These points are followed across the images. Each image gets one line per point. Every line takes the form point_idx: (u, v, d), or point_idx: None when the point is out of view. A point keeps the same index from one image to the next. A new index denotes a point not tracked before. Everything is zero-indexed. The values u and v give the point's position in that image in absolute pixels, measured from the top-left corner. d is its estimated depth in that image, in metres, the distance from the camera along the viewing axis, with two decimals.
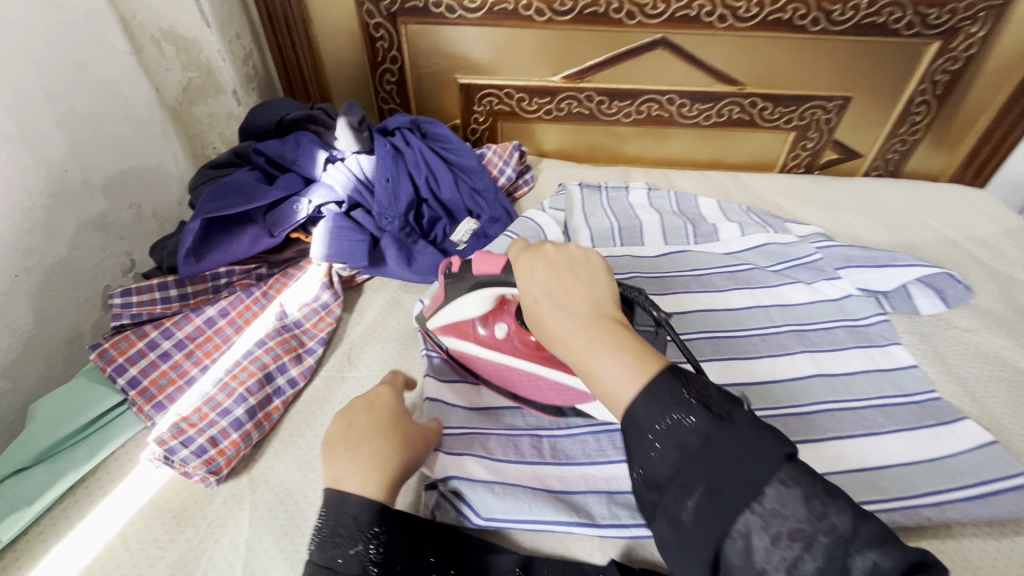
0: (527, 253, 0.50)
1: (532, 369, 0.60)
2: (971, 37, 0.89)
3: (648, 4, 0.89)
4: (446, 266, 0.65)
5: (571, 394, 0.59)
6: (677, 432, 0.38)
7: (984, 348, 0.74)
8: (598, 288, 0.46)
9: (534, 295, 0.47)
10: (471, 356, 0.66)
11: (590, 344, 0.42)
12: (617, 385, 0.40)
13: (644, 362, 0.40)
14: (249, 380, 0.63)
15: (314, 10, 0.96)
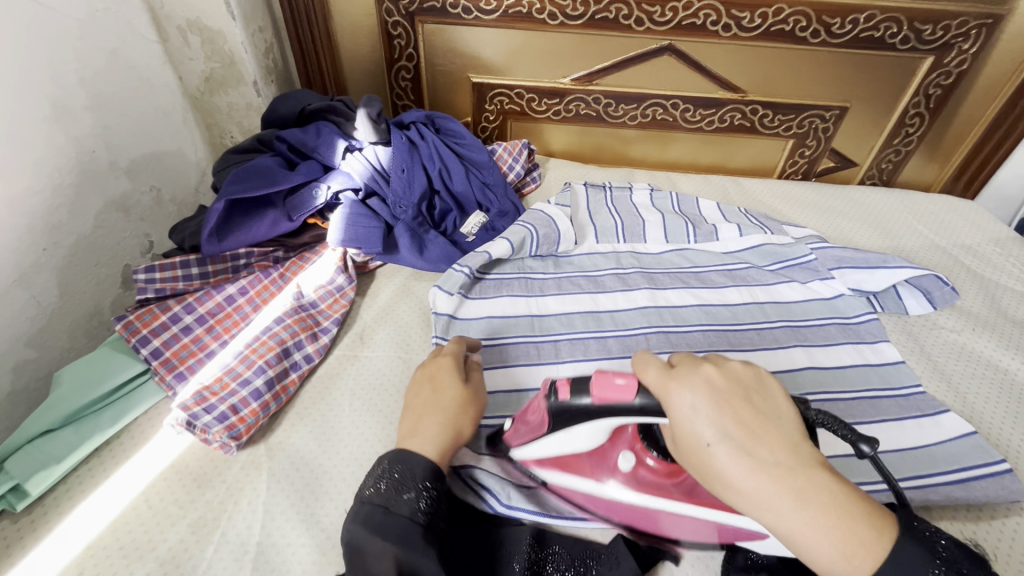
0: (679, 379, 0.43)
1: (666, 505, 0.53)
2: (964, 53, 0.94)
3: (656, 11, 0.92)
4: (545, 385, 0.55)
5: (722, 531, 0.51)
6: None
7: (970, 348, 0.78)
8: (784, 426, 0.40)
9: (710, 442, 0.40)
10: (584, 494, 0.57)
11: (805, 517, 0.37)
12: (837, 565, 0.37)
13: (867, 537, 0.37)
14: (268, 354, 0.65)
15: (335, 7, 0.99)
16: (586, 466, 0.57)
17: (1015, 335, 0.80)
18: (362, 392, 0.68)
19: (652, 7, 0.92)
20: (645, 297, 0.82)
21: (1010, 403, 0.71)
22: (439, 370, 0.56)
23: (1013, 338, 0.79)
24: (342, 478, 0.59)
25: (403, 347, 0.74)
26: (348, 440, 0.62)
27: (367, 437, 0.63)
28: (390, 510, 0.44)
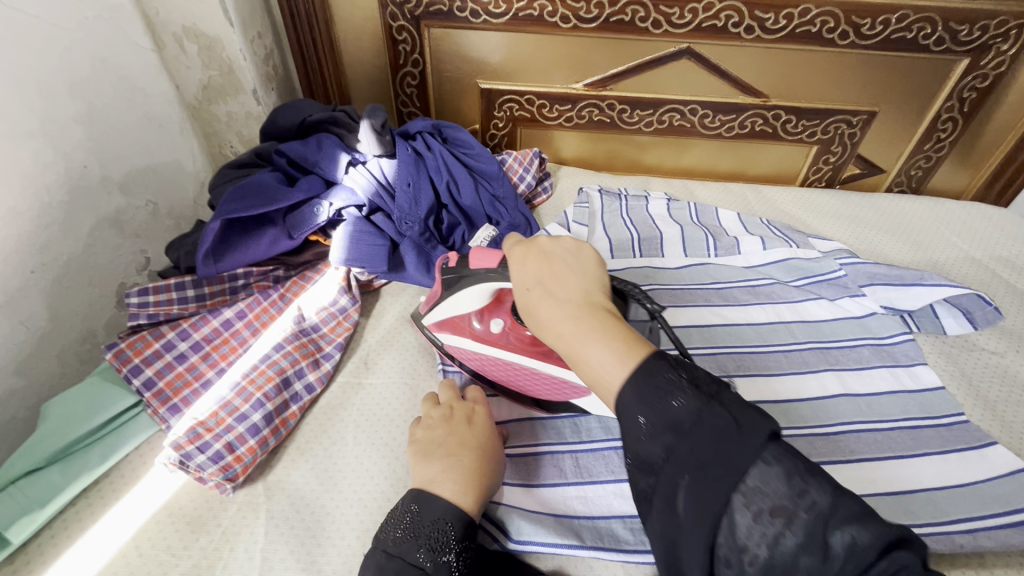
0: (521, 245, 0.49)
1: (529, 363, 0.60)
2: (1002, 54, 0.88)
3: (674, 13, 0.88)
4: (444, 259, 0.65)
5: (563, 387, 0.60)
6: (665, 410, 0.37)
7: (1015, 372, 0.73)
8: (587, 274, 0.46)
9: (526, 283, 0.46)
10: (466, 352, 0.66)
11: (576, 330, 0.41)
12: (607, 372, 0.40)
13: (634, 349, 0.40)
14: (267, 385, 0.61)
15: (337, 12, 0.95)
16: (468, 324, 0.65)
17: None
18: (367, 424, 0.64)
19: (670, 9, 0.87)
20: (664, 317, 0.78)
21: None
22: (474, 417, 0.57)
23: None
24: (345, 521, 0.55)
25: (410, 374, 0.70)
26: (352, 478, 0.58)
27: (372, 475, 0.59)
28: (419, 566, 0.44)
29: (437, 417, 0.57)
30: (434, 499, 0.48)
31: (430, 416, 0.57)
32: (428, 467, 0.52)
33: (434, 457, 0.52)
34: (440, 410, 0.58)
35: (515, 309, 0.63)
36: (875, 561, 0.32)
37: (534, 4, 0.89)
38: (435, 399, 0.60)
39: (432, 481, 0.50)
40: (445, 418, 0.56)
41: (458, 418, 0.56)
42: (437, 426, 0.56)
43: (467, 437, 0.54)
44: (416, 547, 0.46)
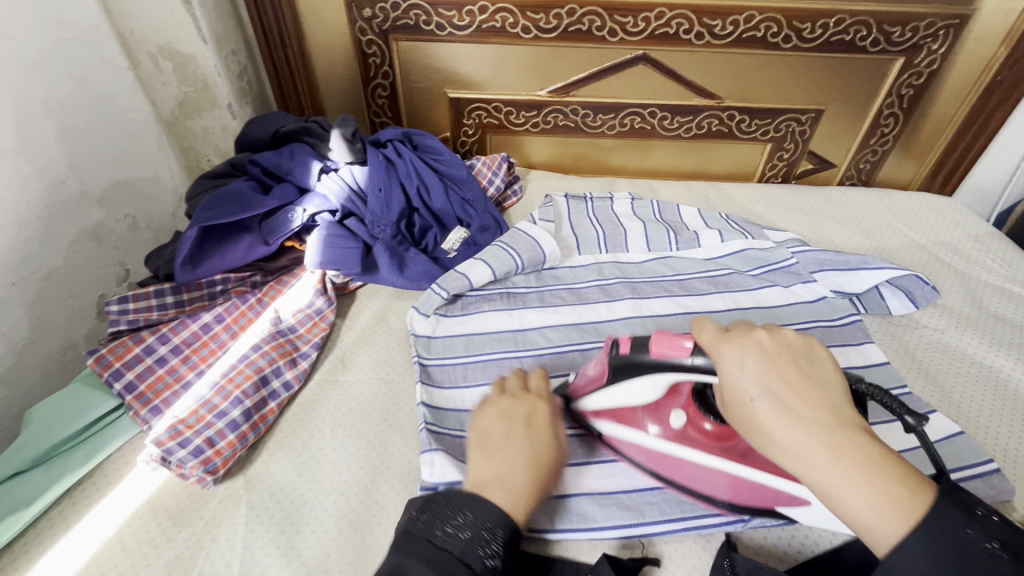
0: (728, 339, 0.47)
1: (729, 468, 0.55)
2: (933, 53, 0.95)
3: (629, 22, 0.93)
4: (612, 343, 0.57)
5: (771, 496, 0.54)
6: (970, 574, 0.37)
7: (952, 345, 0.78)
8: (828, 391, 0.44)
9: (748, 393, 0.44)
10: (637, 449, 0.60)
11: (837, 469, 0.40)
12: (868, 522, 0.40)
13: (898, 504, 0.39)
14: (245, 383, 0.64)
15: (308, 28, 0.99)
16: (641, 420, 0.60)
17: (996, 330, 0.80)
18: (344, 417, 0.67)
19: (624, 18, 0.93)
20: (628, 308, 0.82)
21: (995, 400, 0.71)
22: (536, 415, 0.57)
23: (995, 334, 0.80)
24: (323, 507, 0.58)
25: (385, 370, 0.73)
26: (330, 468, 0.61)
27: (349, 464, 0.62)
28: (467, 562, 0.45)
29: (509, 406, 0.58)
30: (487, 502, 0.49)
31: (496, 403, 0.58)
32: (488, 458, 0.53)
33: (494, 448, 0.53)
34: (526, 400, 0.59)
35: (697, 398, 0.58)
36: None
37: (496, 16, 0.94)
38: (524, 390, 0.61)
39: (490, 474, 0.51)
40: (507, 412, 0.57)
41: (524, 411, 0.58)
42: (501, 418, 0.57)
43: (524, 434, 0.55)
44: (458, 539, 0.46)
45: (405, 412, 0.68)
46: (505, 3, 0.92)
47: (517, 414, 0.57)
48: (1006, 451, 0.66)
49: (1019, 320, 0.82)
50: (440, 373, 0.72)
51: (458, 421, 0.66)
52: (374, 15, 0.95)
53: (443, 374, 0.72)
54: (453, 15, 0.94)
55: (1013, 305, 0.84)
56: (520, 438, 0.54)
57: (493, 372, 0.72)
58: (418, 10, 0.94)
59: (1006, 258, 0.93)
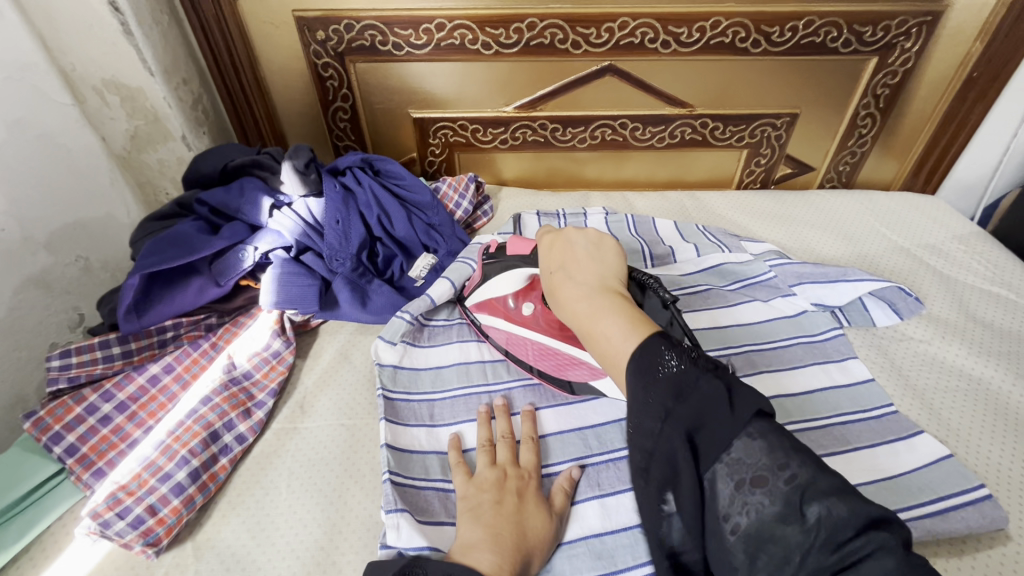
0: (553, 240, 0.60)
1: (557, 346, 0.68)
2: (906, 51, 0.92)
3: (591, 33, 0.90)
4: (485, 250, 0.80)
5: (583, 368, 0.67)
6: (662, 379, 0.43)
7: (942, 358, 0.75)
8: (608, 270, 0.54)
9: (553, 268, 0.57)
10: (502, 332, 0.73)
11: (595, 305, 0.50)
12: (613, 343, 0.47)
13: (638, 326, 0.47)
14: (193, 441, 0.60)
15: (262, 54, 0.95)
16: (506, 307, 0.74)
17: (985, 340, 0.77)
18: (302, 470, 0.63)
19: (587, 29, 0.89)
20: None
21: (985, 417, 0.68)
22: (527, 487, 0.57)
23: (983, 343, 0.77)
24: (277, 575, 0.54)
25: (346, 413, 0.69)
26: (285, 529, 0.57)
27: (305, 523, 0.58)
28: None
29: (499, 476, 0.58)
30: (470, 568, 0.48)
31: (484, 476, 0.58)
32: (474, 526, 0.52)
33: (481, 516, 0.53)
34: (515, 470, 0.59)
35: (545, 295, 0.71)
36: (850, 536, 0.35)
37: (454, 34, 0.90)
38: (515, 458, 0.60)
39: (473, 541, 0.51)
40: (495, 482, 0.57)
41: (514, 483, 0.57)
42: (491, 488, 0.56)
43: (512, 506, 0.54)
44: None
45: (366, 460, 0.64)
46: (463, 19, 0.89)
47: (507, 485, 0.57)
48: (999, 473, 0.62)
49: (1009, 327, 0.79)
50: (405, 410, 0.68)
51: (422, 466, 0.62)
52: (328, 37, 0.92)
53: (408, 412, 0.68)
54: (409, 34, 0.91)
55: (1003, 312, 0.81)
56: (508, 510, 0.54)
57: (461, 410, 0.69)
58: (374, 31, 0.90)
59: (992, 259, 0.90)
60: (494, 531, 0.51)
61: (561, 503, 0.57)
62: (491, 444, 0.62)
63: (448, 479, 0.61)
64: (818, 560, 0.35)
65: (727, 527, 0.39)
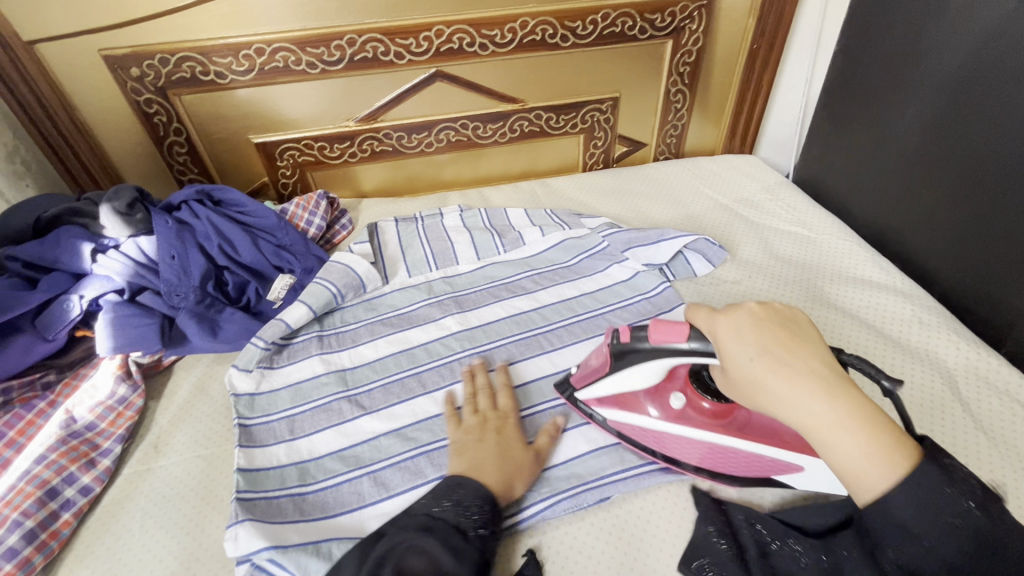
0: (723, 315, 0.50)
1: (723, 442, 0.59)
2: (695, 32, 1.04)
3: (411, 43, 0.95)
4: (611, 332, 0.61)
5: (758, 466, 0.59)
6: (936, 511, 0.39)
7: (747, 293, 0.86)
8: (819, 349, 0.46)
9: (742, 354, 0.46)
10: (646, 433, 0.64)
11: (836, 414, 0.42)
12: (859, 469, 0.42)
13: (898, 453, 0.41)
14: (25, 502, 0.58)
15: (77, 96, 0.92)
16: (643, 404, 0.63)
17: (782, 273, 0.90)
18: (157, 507, 0.63)
19: (406, 40, 0.94)
20: (457, 322, 0.84)
21: None
22: (505, 425, 0.64)
23: (780, 276, 0.89)
24: None
25: (204, 444, 0.69)
26: (140, 569, 0.57)
27: (159, 557, 0.58)
28: (462, 532, 0.51)
29: (480, 419, 0.65)
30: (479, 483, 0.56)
31: (468, 423, 0.65)
32: (460, 459, 0.60)
33: (466, 451, 0.61)
34: (495, 414, 0.66)
35: (692, 379, 0.62)
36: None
37: (276, 57, 0.92)
38: (493, 403, 0.67)
39: (464, 470, 0.58)
40: (478, 425, 0.64)
41: (494, 423, 0.64)
42: (475, 429, 0.64)
43: (493, 442, 0.61)
44: (462, 514, 0.53)
45: (224, 485, 0.65)
46: (282, 42, 0.91)
47: (489, 425, 0.64)
48: None
49: (802, 259, 0.92)
50: (263, 431, 0.70)
51: (278, 478, 0.64)
52: (144, 73, 0.90)
53: (266, 432, 0.69)
54: (229, 61, 0.91)
55: (796, 246, 0.95)
56: (490, 445, 0.61)
57: (320, 419, 0.71)
58: (191, 62, 0.90)
59: (792, 204, 1.04)
60: (479, 460, 0.59)
61: (544, 445, 0.65)
62: (473, 394, 0.69)
63: (304, 485, 0.64)
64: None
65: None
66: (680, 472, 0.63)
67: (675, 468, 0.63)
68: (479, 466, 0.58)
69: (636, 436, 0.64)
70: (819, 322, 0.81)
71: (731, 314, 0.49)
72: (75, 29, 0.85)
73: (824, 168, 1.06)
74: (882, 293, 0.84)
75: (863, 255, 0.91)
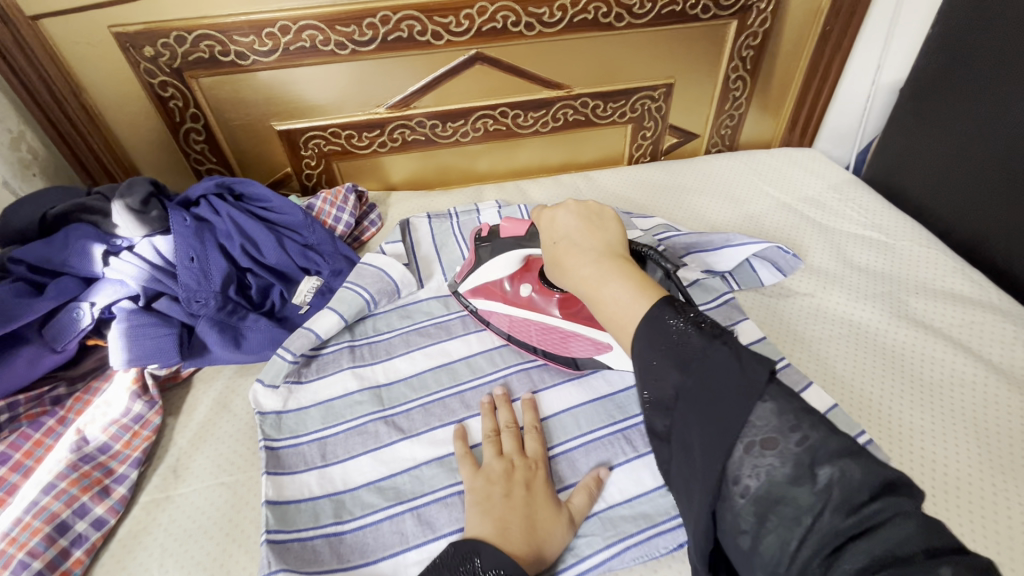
0: (550, 209, 0.57)
1: (558, 323, 0.70)
2: (763, 12, 0.94)
3: (451, 22, 0.85)
4: (476, 233, 0.73)
5: (582, 344, 0.70)
6: (673, 348, 0.38)
7: (824, 308, 0.78)
8: (610, 234, 0.51)
9: (555, 236, 0.53)
10: (499, 315, 0.74)
11: (599, 271, 0.46)
12: (622, 302, 0.43)
13: (647, 290, 0.43)
14: (33, 540, 0.52)
15: (86, 78, 0.84)
16: (501, 290, 0.74)
17: (860, 284, 0.81)
18: (177, 544, 0.56)
19: (445, 18, 0.85)
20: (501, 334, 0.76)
21: (870, 360, 0.71)
22: (536, 477, 0.56)
23: (859, 288, 0.80)
24: None
25: (228, 470, 0.63)
26: None
27: None
28: None
29: (506, 467, 0.57)
30: (501, 549, 0.48)
31: (492, 469, 0.57)
32: (483, 520, 0.52)
33: (491, 509, 0.53)
34: (523, 461, 0.58)
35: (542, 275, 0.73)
36: (866, 500, 0.30)
37: (302, 36, 0.83)
38: (521, 448, 0.60)
39: (491, 531, 0.51)
40: (504, 473, 0.56)
41: (522, 473, 0.56)
42: (499, 480, 0.56)
43: (521, 499, 0.53)
44: None
45: (251, 518, 0.58)
46: (309, 19, 0.82)
47: (517, 476, 0.56)
48: (884, 414, 0.65)
49: (882, 269, 0.83)
50: (292, 456, 0.63)
51: (311, 513, 0.58)
52: (159, 53, 0.82)
53: (296, 458, 0.63)
54: (252, 41, 0.83)
55: (874, 254, 0.85)
56: (518, 502, 0.53)
57: (355, 443, 0.64)
58: (210, 41, 0.82)
59: (864, 205, 0.94)
60: (505, 519, 0.51)
61: (580, 505, 0.56)
62: (496, 433, 0.61)
63: (340, 523, 0.57)
64: (833, 525, 0.30)
65: (734, 489, 0.33)
66: (522, 352, 0.73)
67: (519, 348, 0.73)
68: (500, 522, 0.51)
69: (495, 319, 0.75)
70: (912, 344, 0.72)
71: (557, 207, 0.55)
72: (83, 3, 0.77)
73: (902, 165, 0.96)
74: (981, 310, 0.75)
75: (953, 266, 0.81)
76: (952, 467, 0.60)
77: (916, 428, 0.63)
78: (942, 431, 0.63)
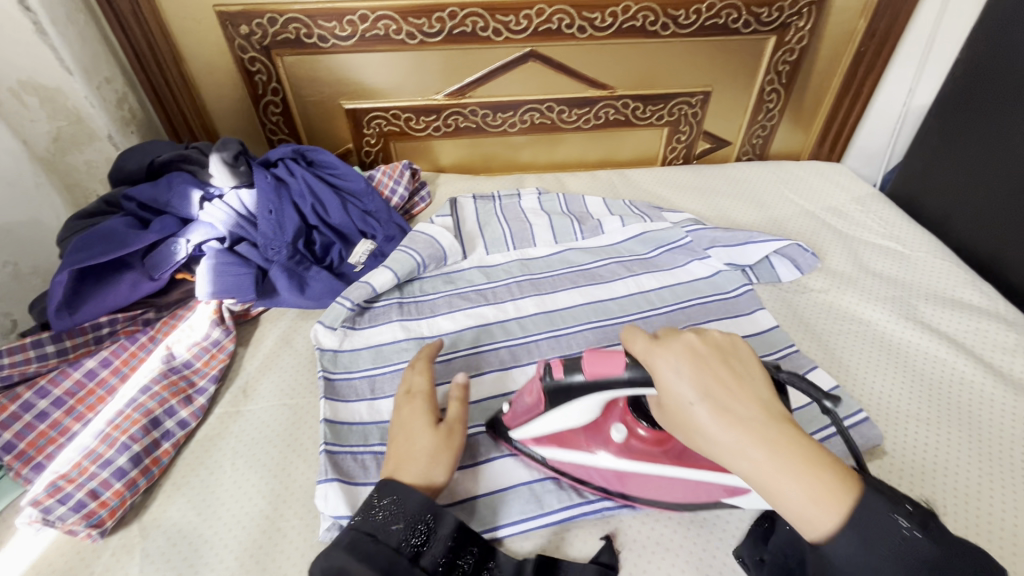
0: (656, 347, 0.45)
1: (657, 469, 0.57)
2: (802, 30, 1.01)
3: (511, 21, 0.94)
4: (542, 367, 0.57)
5: (699, 490, 0.57)
6: (899, 552, 0.36)
7: (834, 304, 0.84)
8: (757, 388, 0.42)
9: (686, 399, 0.42)
10: (581, 469, 0.60)
11: (774, 463, 0.39)
12: (804, 514, 0.38)
13: (831, 488, 0.38)
14: (133, 428, 0.62)
15: (186, 49, 0.95)
16: (582, 439, 0.60)
17: (874, 288, 0.86)
18: (246, 449, 0.65)
19: (506, 17, 0.94)
20: (534, 303, 0.84)
21: (875, 353, 0.77)
22: (429, 410, 0.57)
23: (872, 291, 0.86)
24: (224, 544, 0.56)
25: (291, 394, 0.72)
26: (232, 504, 0.60)
27: (251, 494, 0.61)
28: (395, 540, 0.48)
29: (408, 409, 0.58)
30: (393, 480, 0.51)
31: (394, 415, 0.59)
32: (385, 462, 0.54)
33: (387, 455, 0.55)
34: (406, 397, 0.59)
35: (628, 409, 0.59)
36: None
37: (378, 25, 0.93)
38: (406, 386, 0.61)
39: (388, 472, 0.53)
40: (396, 419, 0.58)
41: (406, 410, 0.58)
42: (402, 424, 0.57)
43: (406, 432, 0.55)
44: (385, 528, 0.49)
45: (309, 434, 0.67)
46: (385, 10, 0.91)
47: (401, 414, 0.58)
48: (882, 400, 0.71)
49: (896, 275, 0.88)
50: (346, 387, 0.71)
51: (361, 434, 0.66)
52: (252, 31, 0.93)
53: (349, 389, 0.71)
54: (333, 26, 0.93)
55: (887, 260, 0.91)
56: (406, 436, 0.55)
57: None
58: (297, 24, 0.92)
59: (884, 217, 1.00)
60: (399, 459, 0.54)
61: (456, 412, 0.58)
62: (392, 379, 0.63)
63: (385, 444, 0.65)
64: None
65: None
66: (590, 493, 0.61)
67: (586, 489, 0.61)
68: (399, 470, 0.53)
69: (571, 473, 0.61)
70: (916, 343, 0.78)
71: (670, 352, 0.44)
72: None
73: (927, 183, 1.01)
74: (984, 318, 0.80)
75: (961, 277, 0.87)
76: (938, 450, 0.65)
77: (912, 412, 0.69)
78: (935, 421, 0.68)
